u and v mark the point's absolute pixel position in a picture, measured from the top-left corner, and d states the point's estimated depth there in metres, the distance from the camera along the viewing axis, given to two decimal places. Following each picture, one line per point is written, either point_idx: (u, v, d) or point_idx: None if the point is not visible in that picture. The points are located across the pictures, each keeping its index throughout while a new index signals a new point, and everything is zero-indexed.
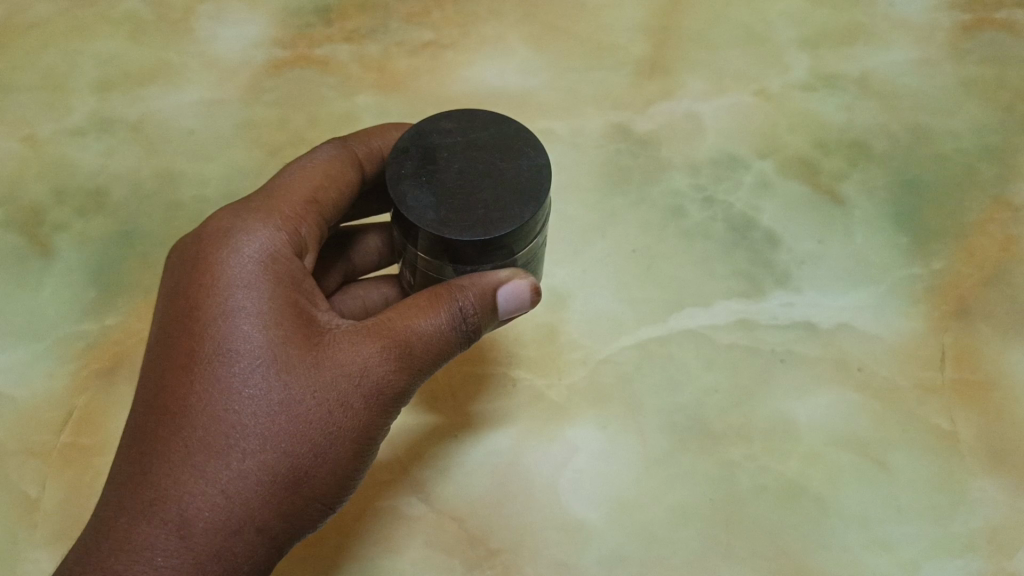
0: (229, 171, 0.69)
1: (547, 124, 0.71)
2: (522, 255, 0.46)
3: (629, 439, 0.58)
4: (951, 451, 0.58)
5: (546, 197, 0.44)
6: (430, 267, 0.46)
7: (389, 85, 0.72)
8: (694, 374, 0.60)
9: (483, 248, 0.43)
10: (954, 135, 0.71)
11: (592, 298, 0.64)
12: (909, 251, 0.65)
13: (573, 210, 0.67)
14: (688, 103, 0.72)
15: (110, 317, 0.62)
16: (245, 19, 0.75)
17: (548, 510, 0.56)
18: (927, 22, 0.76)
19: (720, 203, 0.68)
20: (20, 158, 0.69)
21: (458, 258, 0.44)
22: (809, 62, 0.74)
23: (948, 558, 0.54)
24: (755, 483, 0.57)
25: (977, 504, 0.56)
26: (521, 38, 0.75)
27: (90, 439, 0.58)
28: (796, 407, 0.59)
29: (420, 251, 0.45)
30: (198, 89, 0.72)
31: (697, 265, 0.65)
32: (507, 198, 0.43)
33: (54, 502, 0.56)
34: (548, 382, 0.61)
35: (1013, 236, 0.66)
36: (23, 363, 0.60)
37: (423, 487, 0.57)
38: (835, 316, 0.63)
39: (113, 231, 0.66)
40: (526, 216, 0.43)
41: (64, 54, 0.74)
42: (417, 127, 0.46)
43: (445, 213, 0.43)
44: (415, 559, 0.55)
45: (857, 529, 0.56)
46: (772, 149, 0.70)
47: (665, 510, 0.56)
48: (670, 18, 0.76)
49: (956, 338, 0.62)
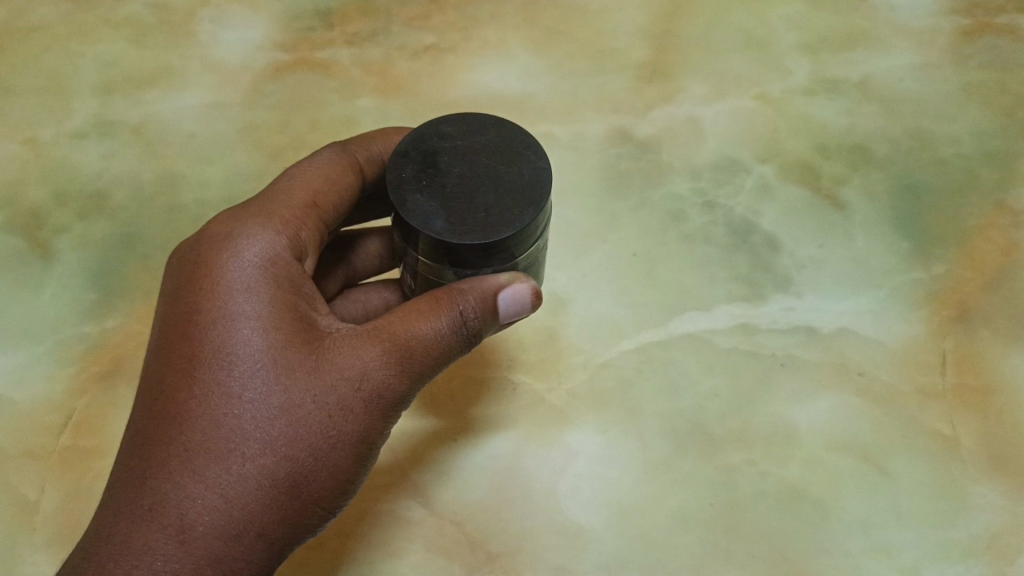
0: (230, 174, 0.69)
1: (547, 128, 0.71)
2: (523, 259, 0.46)
3: (629, 443, 0.58)
4: (952, 457, 0.58)
5: (547, 200, 0.44)
6: (430, 271, 0.46)
7: (390, 88, 0.72)
8: (694, 380, 0.60)
9: (484, 252, 0.43)
10: (955, 140, 0.71)
11: (592, 302, 0.64)
12: (909, 256, 0.65)
13: (573, 214, 0.67)
14: (689, 107, 0.72)
15: (110, 320, 0.62)
16: (246, 22, 0.75)
17: (547, 515, 0.56)
18: (928, 27, 0.76)
19: (720, 208, 0.68)
20: (21, 161, 0.69)
21: (459, 261, 0.44)
22: (809, 67, 0.74)
23: (949, 564, 0.54)
24: (755, 488, 0.57)
25: (977, 509, 0.56)
26: (522, 42, 0.75)
27: (91, 441, 0.58)
28: (796, 411, 0.59)
29: (420, 255, 0.45)
30: (199, 93, 0.72)
31: (698, 270, 0.65)
32: (507, 202, 0.43)
33: (54, 505, 0.56)
34: (548, 386, 0.61)
35: (1014, 241, 0.66)
36: (23, 365, 0.60)
37: (423, 490, 0.57)
38: (835, 320, 0.63)
39: (113, 233, 0.66)
40: (527, 219, 0.43)
41: (65, 57, 0.74)
42: (417, 131, 0.46)
43: (447, 218, 0.43)
44: (415, 563, 0.55)
45: (857, 535, 0.55)
46: (772, 154, 0.70)
47: (665, 514, 0.56)
48: (671, 22, 0.76)
49: (957, 343, 0.62)
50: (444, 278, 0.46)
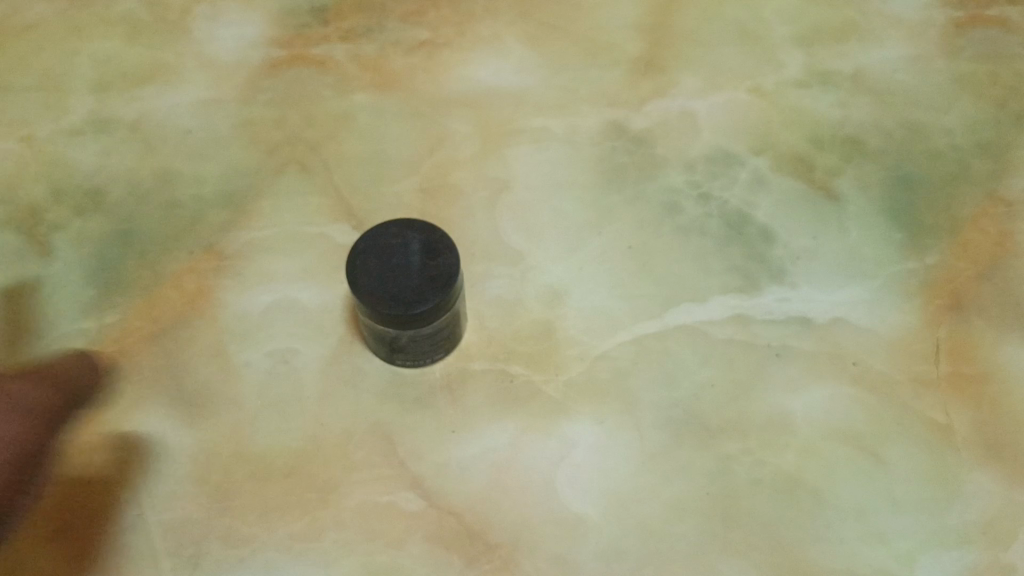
0: (227, 169, 0.69)
1: (542, 122, 0.71)
2: (448, 334, 0.58)
3: (626, 434, 0.59)
4: (946, 445, 0.58)
5: (456, 309, 0.57)
6: (381, 333, 0.56)
7: (386, 84, 0.73)
8: (691, 370, 0.61)
9: (421, 342, 0.58)
10: (948, 131, 0.71)
11: (588, 295, 0.64)
12: (903, 246, 0.66)
13: (568, 207, 0.68)
14: (683, 100, 0.72)
15: (109, 317, 0.63)
16: (243, 19, 0.75)
17: (545, 505, 0.57)
18: (920, 18, 0.76)
19: (715, 200, 0.68)
20: (20, 158, 0.69)
21: (403, 342, 0.57)
22: (802, 59, 0.74)
23: (943, 550, 0.55)
24: (751, 476, 0.57)
25: (971, 496, 0.57)
26: (516, 36, 0.75)
27: (91, 436, 0.59)
28: (791, 401, 0.60)
29: (372, 325, 0.55)
30: (196, 89, 0.72)
31: (694, 261, 0.65)
32: (436, 272, 0.53)
33: (53, 499, 0.57)
34: (545, 377, 0.61)
35: (1007, 230, 0.66)
36: (23, 361, 0.61)
37: (421, 483, 0.57)
38: (830, 311, 0.63)
39: (111, 230, 0.66)
40: (445, 326, 0.57)
41: (62, 54, 0.74)
42: (375, 291, 0.53)
43: (400, 266, 0.53)
44: (415, 555, 0.55)
45: (853, 522, 0.56)
46: (766, 146, 0.70)
47: (662, 504, 0.57)
48: (664, 16, 0.76)
49: (951, 332, 0.62)
50: (400, 329, 0.55)
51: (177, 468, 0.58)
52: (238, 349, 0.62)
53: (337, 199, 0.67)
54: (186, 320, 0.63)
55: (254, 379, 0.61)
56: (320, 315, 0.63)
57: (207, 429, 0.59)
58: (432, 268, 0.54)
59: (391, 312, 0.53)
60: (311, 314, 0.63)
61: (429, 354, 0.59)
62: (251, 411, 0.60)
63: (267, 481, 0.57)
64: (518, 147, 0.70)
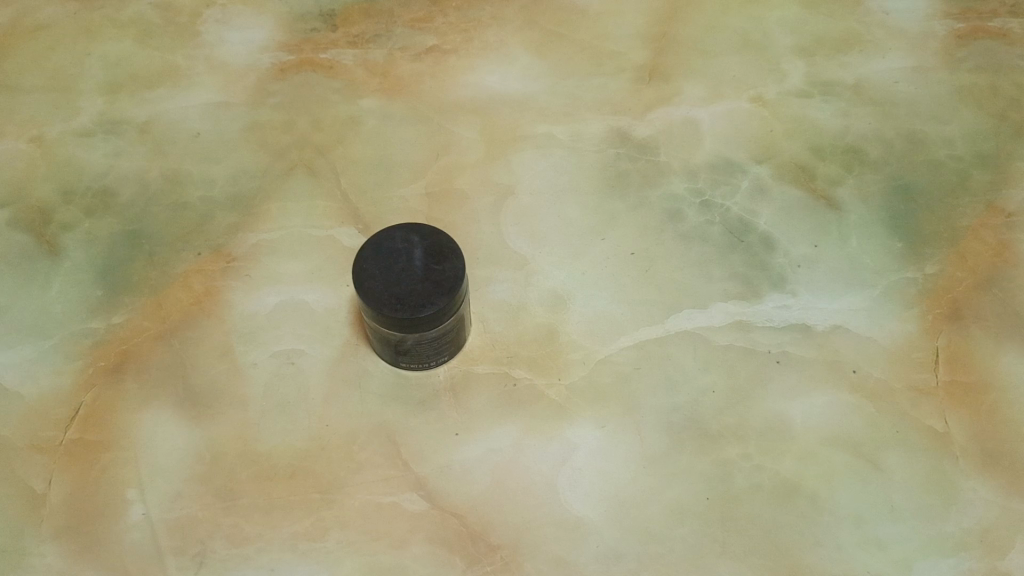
0: (235, 171, 0.70)
1: (547, 128, 0.72)
2: (453, 336, 0.59)
3: (627, 438, 0.60)
4: (943, 452, 0.59)
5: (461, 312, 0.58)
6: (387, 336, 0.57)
7: (393, 89, 0.73)
8: (692, 375, 0.62)
9: (426, 345, 0.58)
10: (948, 141, 0.72)
11: (591, 300, 0.65)
12: (902, 255, 0.66)
13: (572, 213, 0.68)
14: (686, 108, 0.73)
15: (117, 316, 0.63)
16: (252, 23, 0.76)
17: (546, 507, 0.57)
18: (921, 30, 0.77)
19: (717, 207, 0.69)
20: (30, 157, 0.70)
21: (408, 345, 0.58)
22: (804, 69, 0.75)
23: (940, 557, 0.56)
24: (750, 482, 0.58)
25: (968, 504, 0.57)
26: (523, 43, 0.76)
27: (97, 435, 0.59)
28: (791, 407, 0.61)
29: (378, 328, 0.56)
30: (205, 92, 0.73)
31: (696, 268, 0.66)
32: (440, 275, 0.54)
33: (60, 496, 0.57)
34: (548, 382, 0.62)
35: (1006, 241, 0.67)
36: (31, 359, 0.62)
37: (424, 484, 0.58)
38: (829, 319, 0.64)
39: (119, 230, 0.67)
40: (450, 329, 0.58)
41: (73, 56, 0.75)
42: (382, 295, 0.54)
43: (404, 269, 0.54)
44: (417, 556, 0.56)
45: (850, 528, 0.57)
46: (768, 155, 0.71)
47: (663, 507, 0.57)
48: (668, 25, 0.77)
49: (950, 341, 0.63)
50: (404, 332, 0.56)
51: (182, 467, 0.58)
52: (245, 349, 0.62)
53: (343, 202, 0.68)
54: (194, 321, 0.63)
55: (260, 380, 0.61)
56: (326, 317, 0.64)
57: (213, 429, 0.60)
58: (435, 272, 0.54)
59: (395, 314, 0.53)
60: (317, 316, 0.64)
61: (433, 357, 0.60)
62: (256, 412, 0.60)
63: (271, 481, 0.58)
64: (524, 154, 0.71)
